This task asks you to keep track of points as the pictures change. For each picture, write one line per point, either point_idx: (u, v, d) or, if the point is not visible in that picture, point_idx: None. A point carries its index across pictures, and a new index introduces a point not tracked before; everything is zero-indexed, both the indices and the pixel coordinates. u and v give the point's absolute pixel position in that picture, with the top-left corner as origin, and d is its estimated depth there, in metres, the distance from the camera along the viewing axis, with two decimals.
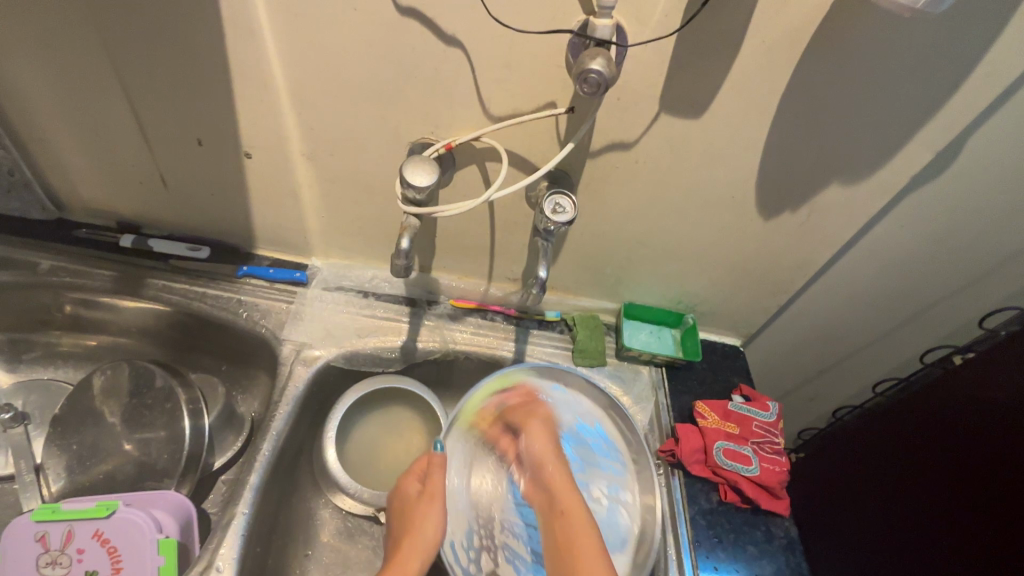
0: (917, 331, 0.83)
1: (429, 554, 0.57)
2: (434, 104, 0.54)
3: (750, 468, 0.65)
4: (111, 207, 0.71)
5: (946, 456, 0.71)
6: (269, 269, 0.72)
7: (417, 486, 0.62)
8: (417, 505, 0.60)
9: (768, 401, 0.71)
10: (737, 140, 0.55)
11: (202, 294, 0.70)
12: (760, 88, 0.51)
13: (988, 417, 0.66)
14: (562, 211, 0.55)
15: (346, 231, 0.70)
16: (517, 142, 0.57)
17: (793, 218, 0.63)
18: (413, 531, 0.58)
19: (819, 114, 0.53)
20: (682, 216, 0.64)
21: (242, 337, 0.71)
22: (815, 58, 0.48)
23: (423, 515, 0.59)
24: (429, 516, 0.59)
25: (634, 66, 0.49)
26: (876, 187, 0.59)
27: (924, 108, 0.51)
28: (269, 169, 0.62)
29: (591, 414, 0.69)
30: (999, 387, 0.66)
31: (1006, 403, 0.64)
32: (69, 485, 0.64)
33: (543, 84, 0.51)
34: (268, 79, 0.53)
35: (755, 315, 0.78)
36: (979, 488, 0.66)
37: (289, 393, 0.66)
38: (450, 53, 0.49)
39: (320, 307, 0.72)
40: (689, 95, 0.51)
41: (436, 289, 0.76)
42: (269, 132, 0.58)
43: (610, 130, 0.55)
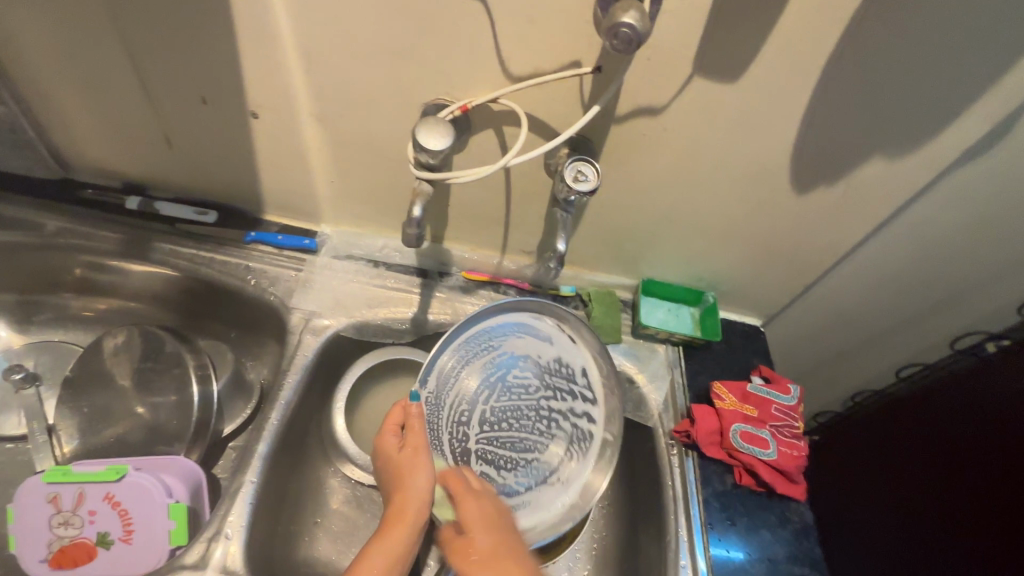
0: (947, 316, 0.80)
1: (425, 503, 0.53)
2: (450, 61, 0.50)
3: (767, 452, 0.63)
4: (116, 167, 0.69)
5: (969, 446, 0.69)
6: (277, 236, 0.70)
7: (394, 441, 0.57)
8: (403, 456, 0.55)
9: (789, 384, 0.69)
10: (776, 107, 0.51)
11: (210, 259, 0.69)
12: (806, 49, 0.46)
13: (1015, 407, 0.64)
14: (584, 180, 0.52)
15: (355, 197, 0.67)
16: (538, 105, 0.53)
17: (829, 193, 0.60)
18: (401, 487, 0.54)
19: (870, 78, 0.48)
20: (710, 188, 0.61)
21: (251, 304, 0.70)
22: (868, 15, 0.44)
23: (410, 467, 0.54)
24: (417, 468, 0.54)
25: (669, 22, 0.45)
26: (922, 161, 0.55)
27: (985, 76, 0.47)
28: (277, 130, 0.60)
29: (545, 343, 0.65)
30: None
31: None
32: (82, 446, 0.65)
33: (567, 41, 0.47)
34: (274, 32, 0.50)
35: (779, 295, 0.75)
36: (1001, 480, 0.64)
37: (298, 362, 0.65)
38: (468, 4, 0.46)
39: (330, 275, 0.70)
40: (728, 55, 0.47)
41: (448, 260, 0.73)
42: (276, 90, 0.55)
43: (639, 93, 0.51)
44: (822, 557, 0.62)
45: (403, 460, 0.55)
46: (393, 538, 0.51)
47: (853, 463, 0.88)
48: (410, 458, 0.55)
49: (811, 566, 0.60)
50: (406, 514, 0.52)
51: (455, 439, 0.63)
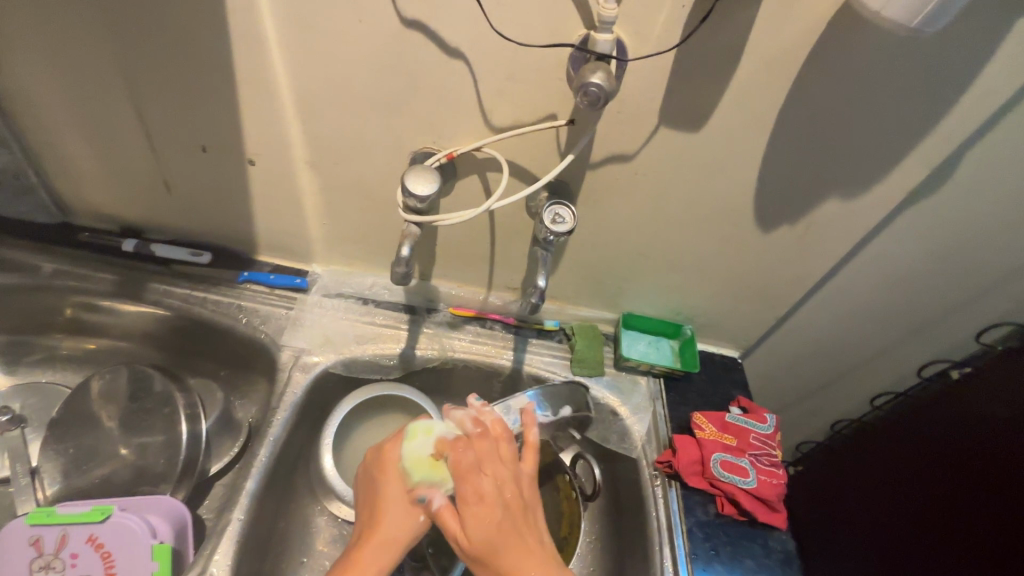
0: (913, 345, 0.84)
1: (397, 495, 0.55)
2: (437, 114, 0.55)
3: (747, 480, 0.65)
4: (115, 211, 0.72)
5: (946, 473, 0.71)
6: (270, 275, 0.73)
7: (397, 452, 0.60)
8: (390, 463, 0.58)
9: (766, 413, 0.71)
10: (736, 154, 0.56)
11: (203, 298, 0.70)
12: (759, 102, 0.51)
13: (991, 436, 0.66)
14: (562, 221, 0.55)
15: (345, 237, 0.70)
16: (518, 152, 0.57)
17: (791, 231, 0.64)
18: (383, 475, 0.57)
19: (817, 128, 0.53)
20: (681, 227, 0.65)
21: (242, 342, 0.71)
22: (811, 74, 0.49)
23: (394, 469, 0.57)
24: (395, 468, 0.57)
25: (634, 79, 0.50)
26: (873, 201, 0.59)
27: (920, 126, 0.52)
28: (273, 175, 0.63)
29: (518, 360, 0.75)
30: (998, 400, 0.68)
31: (1002, 416, 0.66)
32: (65, 488, 0.64)
33: (543, 97, 0.52)
34: (274, 88, 0.54)
35: (754, 327, 0.78)
36: (979, 507, 0.65)
37: (287, 399, 0.66)
38: (453, 64, 0.50)
39: (320, 313, 0.72)
40: (689, 108, 0.52)
41: (435, 297, 0.76)
42: (274, 140, 0.59)
43: (611, 142, 0.55)
44: None
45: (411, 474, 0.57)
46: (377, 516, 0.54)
47: (832, 488, 0.89)
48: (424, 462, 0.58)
49: None
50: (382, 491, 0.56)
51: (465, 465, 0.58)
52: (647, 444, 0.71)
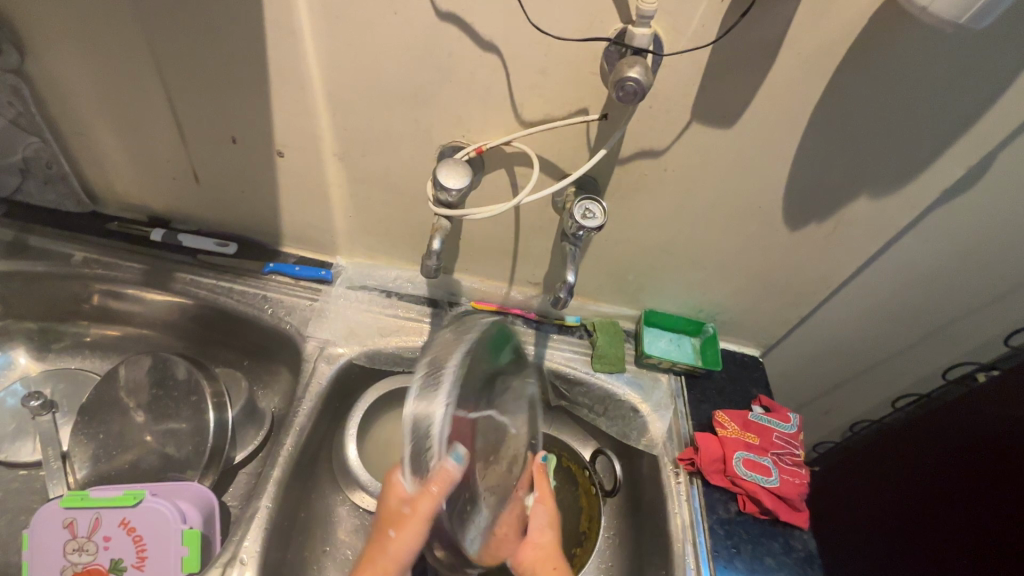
0: (937, 347, 0.83)
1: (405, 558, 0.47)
2: (468, 108, 0.55)
3: (770, 479, 0.65)
4: (143, 201, 0.72)
5: (981, 490, 0.68)
6: (294, 267, 0.73)
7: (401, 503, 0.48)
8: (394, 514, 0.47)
9: (789, 413, 0.70)
10: (767, 151, 0.56)
11: (229, 289, 0.71)
12: (794, 98, 0.51)
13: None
14: (592, 216, 0.54)
15: (370, 230, 0.71)
16: (547, 147, 0.57)
17: (820, 230, 0.63)
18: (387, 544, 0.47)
19: (852, 126, 0.53)
20: (708, 225, 0.65)
21: (266, 333, 0.71)
22: (848, 71, 0.48)
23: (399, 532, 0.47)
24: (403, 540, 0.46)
25: (669, 74, 0.50)
26: (905, 201, 0.59)
27: (957, 126, 0.52)
28: (301, 167, 0.63)
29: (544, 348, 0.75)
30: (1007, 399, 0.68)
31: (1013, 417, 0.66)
32: (94, 473, 0.65)
33: (575, 91, 0.52)
34: (306, 80, 0.54)
35: (776, 326, 0.78)
36: (1014, 527, 0.63)
37: (312, 390, 0.66)
38: (486, 58, 0.50)
39: (344, 305, 0.72)
40: (722, 104, 0.52)
41: (457, 290, 0.76)
42: (303, 132, 0.59)
43: (641, 137, 0.55)
44: None
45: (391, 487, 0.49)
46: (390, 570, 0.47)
47: (860, 490, 0.88)
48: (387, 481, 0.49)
49: None
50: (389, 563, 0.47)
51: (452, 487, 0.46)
52: (665, 441, 0.71)
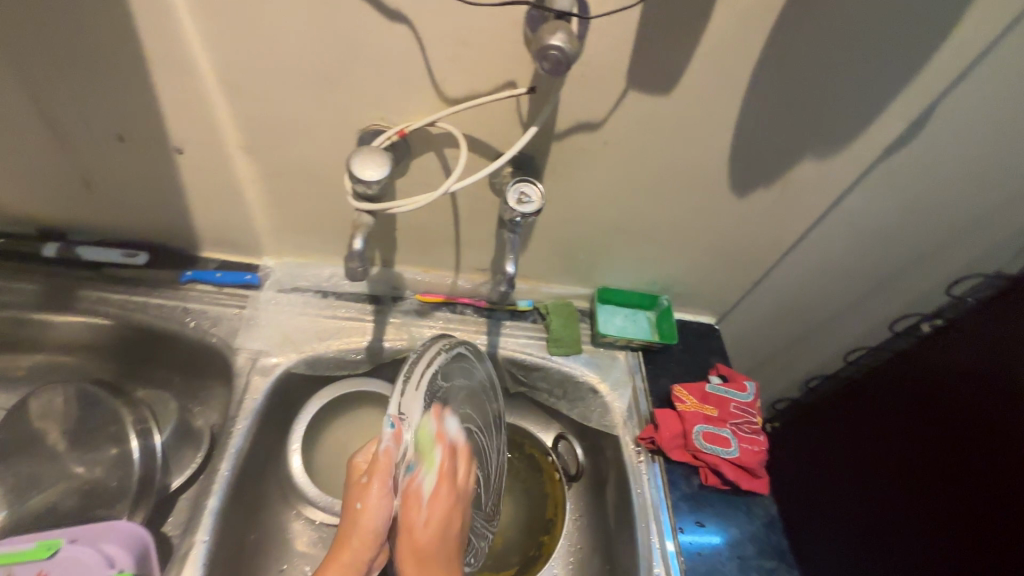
0: (883, 298, 0.84)
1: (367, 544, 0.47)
2: (383, 87, 0.49)
3: (729, 450, 0.64)
4: (28, 213, 0.64)
5: (943, 482, 0.68)
6: (216, 273, 0.66)
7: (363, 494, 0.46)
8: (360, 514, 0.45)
9: (745, 381, 0.70)
10: (708, 118, 0.53)
11: (143, 304, 0.64)
12: (732, 59, 0.47)
13: (999, 455, 0.62)
14: (528, 201, 0.50)
15: (296, 227, 0.65)
16: (476, 126, 0.53)
17: (768, 194, 0.62)
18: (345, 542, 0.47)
19: (794, 85, 0.50)
20: (654, 197, 0.62)
21: (192, 348, 0.65)
22: (786, 27, 0.45)
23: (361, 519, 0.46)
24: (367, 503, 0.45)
25: (598, 39, 0.45)
26: (848, 160, 0.57)
27: (897, 80, 0.50)
28: (205, 164, 0.56)
29: (497, 337, 0.72)
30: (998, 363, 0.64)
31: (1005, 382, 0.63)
32: (8, 521, 0.58)
33: (500, 62, 0.47)
34: (192, 65, 0.47)
35: (729, 292, 0.77)
36: (972, 514, 0.64)
37: (247, 406, 0.61)
38: (396, 29, 0.45)
39: (276, 311, 0.67)
40: (658, 71, 0.48)
41: (400, 284, 0.71)
42: (200, 123, 0.52)
43: (576, 110, 0.51)
44: (788, 546, 0.63)
45: (359, 522, 0.46)
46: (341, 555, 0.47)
47: (829, 473, 0.88)
48: (353, 513, 0.46)
49: (780, 559, 0.62)
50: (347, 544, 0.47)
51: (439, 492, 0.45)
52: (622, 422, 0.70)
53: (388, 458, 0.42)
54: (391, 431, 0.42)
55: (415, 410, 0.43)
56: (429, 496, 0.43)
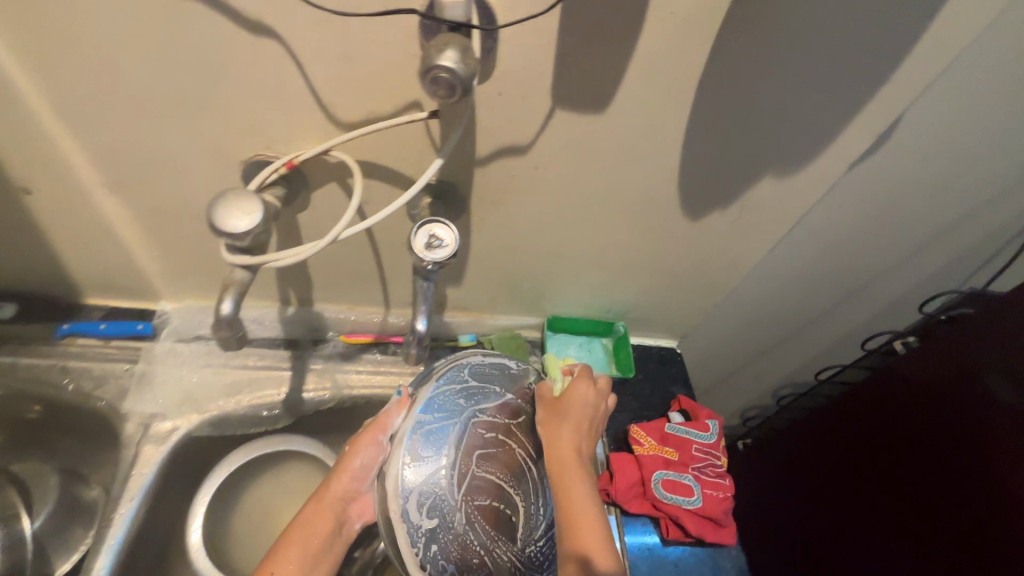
0: (852, 312, 0.80)
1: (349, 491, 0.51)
2: (259, 112, 0.41)
3: (692, 500, 0.58)
4: None
5: (934, 535, 0.62)
6: (99, 324, 0.57)
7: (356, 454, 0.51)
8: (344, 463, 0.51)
9: (707, 419, 0.64)
10: (651, 138, 0.46)
11: (9, 365, 0.54)
12: (672, 73, 0.40)
13: (992, 510, 0.57)
14: (440, 245, 0.42)
15: (191, 269, 0.56)
16: (381, 154, 0.45)
17: (724, 216, 0.55)
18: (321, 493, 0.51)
19: (747, 98, 0.43)
20: (599, 223, 0.55)
21: (73, 413, 0.56)
22: (732, 35, 0.38)
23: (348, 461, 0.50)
24: (357, 447, 0.50)
25: (511, 52, 0.38)
26: (810, 178, 0.51)
27: (861, 92, 0.44)
28: (62, 204, 0.47)
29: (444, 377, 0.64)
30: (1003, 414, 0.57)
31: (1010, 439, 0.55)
32: None
33: (397, 81, 0.39)
34: (14, 91, 0.38)
35: (690, 316, 0.71)
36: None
37: (134, 484, 0.52)
38: (262, 44, 0.36)
39: (174, 365, 0.58)
40: (586, 87, 0.41)
41: (321, 326, 0.63)
42: (43, 159, 0.43)
43: (496, 133, 0.44)
44: None
45: (346, 463, 0.50)
46: (308, 513, 0.50)
47: (817, 520, 0.81)
48: (341, 459, 0.52)
49: None
50: (325, 501, 0.50)
51: (427, 469, 0.44)
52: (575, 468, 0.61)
53: (385, 421, 0.48)
54: (397, 399, 0.49)
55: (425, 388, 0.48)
56: (413, 466, 0.43)
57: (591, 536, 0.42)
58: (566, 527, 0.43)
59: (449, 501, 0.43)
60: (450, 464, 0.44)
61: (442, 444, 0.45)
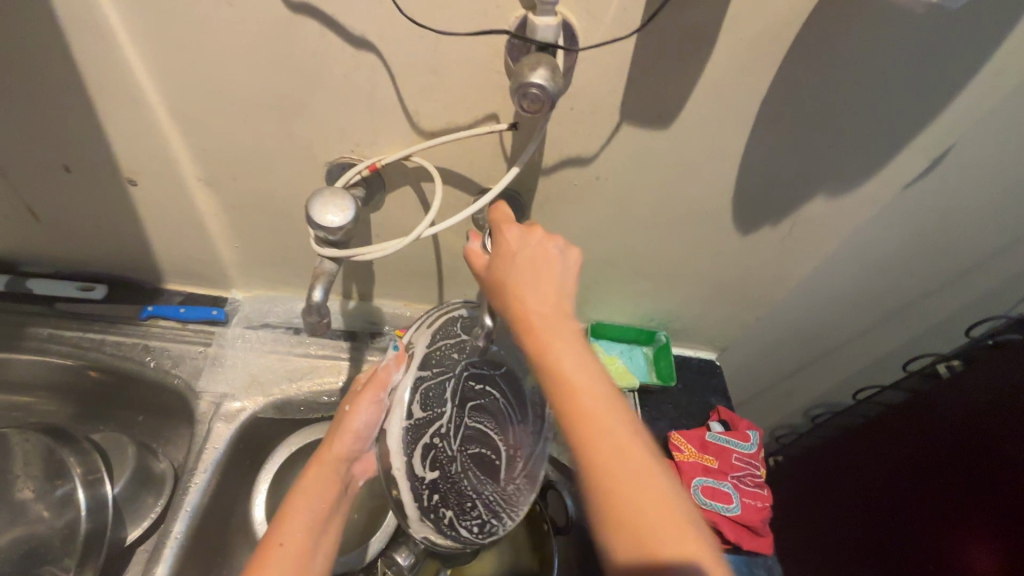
0: (895, 333, 0.80)
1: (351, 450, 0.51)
2: (350, 118, 0.44)
3: (730, 507, 0.59)
4: None
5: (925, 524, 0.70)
6: (179, 308, 0.62)
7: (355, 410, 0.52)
8: (341, 422, 0.51)
9: (748, 430, 0.65)
10: (711, 153, 0.48)
11: (100, 342, 0.60)
12: (738, 93, 0.43)
13: (999, 513, 0.61)
14: None
15: (266, 260, 0.60)
16: (454, 160, 0.48)
17: (774, 232, 0.57)
18: (322, 453, 0.51)
19: (806, 118, 0.45)
20: (651, 233, 0.57)
21: (153, 389, 0.61)
22: (799, 60, 0.41)
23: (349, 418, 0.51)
24: (359, 405, 0.51)
25: (588, 70, 0.41)
26: (863, 197, 0.53)
27: (921, 116, 0.45)
28: (161, 197, 0.52)
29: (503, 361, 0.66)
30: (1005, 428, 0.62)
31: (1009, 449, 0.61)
32: None
33: (479, 94, 0.42)
34: (138, 94, 0.43)
35: (732, 328, 0.73)
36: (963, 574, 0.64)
37: (207, 457, 0.56)
38: (361, 57, 0.40)
39: (244, 349, 0.62)
40: (654, 103, 0.43)
41: (379, 318, 0.66)
42: (151, 155, 0.48)
43: (564, 144, 0.47)
44: None
45: (347, 422, 0.51)
46: (309, 478, 0.49)
47: (820, 510, 0.87)
48: (341, 417, 0.52)
49: None
50: (325, 463, 0.50)
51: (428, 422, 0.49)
52: None
53: (385, 375, 0.51)
54: (395, 355, 0.52)
55: (420, 343, 0.50)
56: (416, 421, 0.48)
57: (672, 539, 0.30)
58: (609, 523, 0.30)
59: (444, 451, 0.49)
60: (446, 418, 0.50)
61: (440, 399, 0.50)
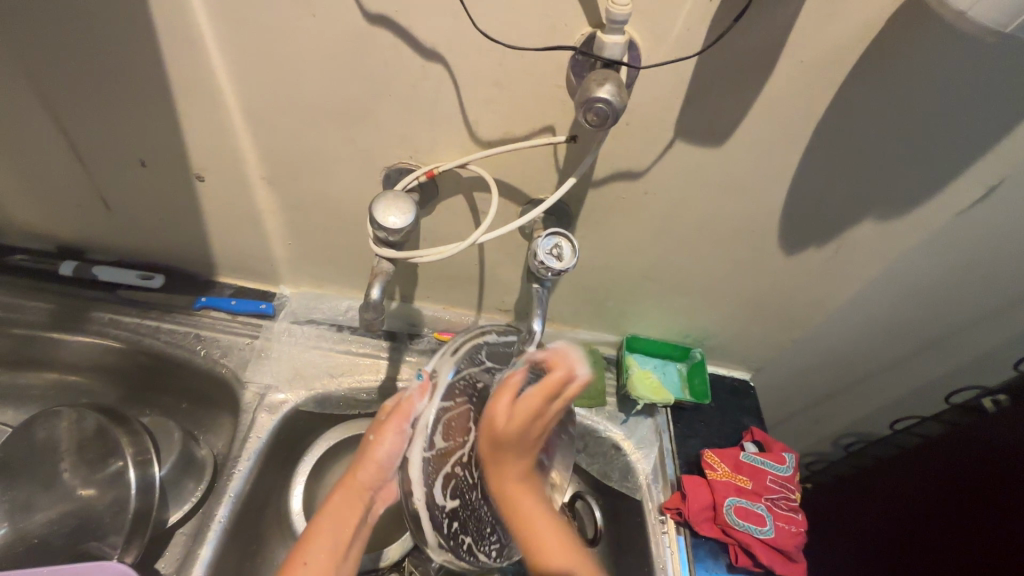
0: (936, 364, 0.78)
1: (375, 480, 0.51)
2: (412, 125, 0.46)
3: (763, 529, 0.59)
4: (48, 230, 0.63)
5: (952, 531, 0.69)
6: (231, 300, 0.64)
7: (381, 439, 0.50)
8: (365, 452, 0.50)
9: (783, 452, 0.64)
10: (761, 172, 0.48)
11: (155, 328, 0.62)
12: (793, 115, 0.43)
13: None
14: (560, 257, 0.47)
15: (316, 258, 0.62)
16: (507, 170, 0.49)
17: (819, 253, 0.57)
18: (347, 479, 0.51)
19: (861, 142, 0.45)
20: (694, 249, 0.57)
21: (200, 377, 0.63)
22: (858, 83, 0.41)
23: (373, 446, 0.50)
24: (383, 436, 0.49)
25: (647, 88, 0.42)
26: (913, 223, 0.52)
27: (978, 144, 0.45)
28: (225, 192, 0.54)
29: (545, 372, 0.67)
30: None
31: None
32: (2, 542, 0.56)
33: (539, 106, 0.43)
34: (217, 95, 0.45)
35: (769, 349, 0.72)
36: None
37: (250, 446, 0.58)
38: (429, 67, 0.42)
39: (289, 343, 0.64)
40: (710, 121, 0.44)
41: (418, 320, 0.68)
42: (222, 152, 0.50)
43: (616, 158, 0.48)
44: None
45: (370, 452, 0.50)
46: (337, 500, 0.51)
47: (839, 521, 0.86)
48: (365, 444, 0.51)
49: None
50: (351, 488, 0.51)
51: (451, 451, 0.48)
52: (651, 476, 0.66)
53: (408, 407, 0.48)
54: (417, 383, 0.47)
55: (445, 372, 0.47)
56: (438, 452, 0.47)
57: None
58: None
59: (462, 480, 0.50)
60: (467, 446, 0.50)
61: (461, 428, 0.49)
